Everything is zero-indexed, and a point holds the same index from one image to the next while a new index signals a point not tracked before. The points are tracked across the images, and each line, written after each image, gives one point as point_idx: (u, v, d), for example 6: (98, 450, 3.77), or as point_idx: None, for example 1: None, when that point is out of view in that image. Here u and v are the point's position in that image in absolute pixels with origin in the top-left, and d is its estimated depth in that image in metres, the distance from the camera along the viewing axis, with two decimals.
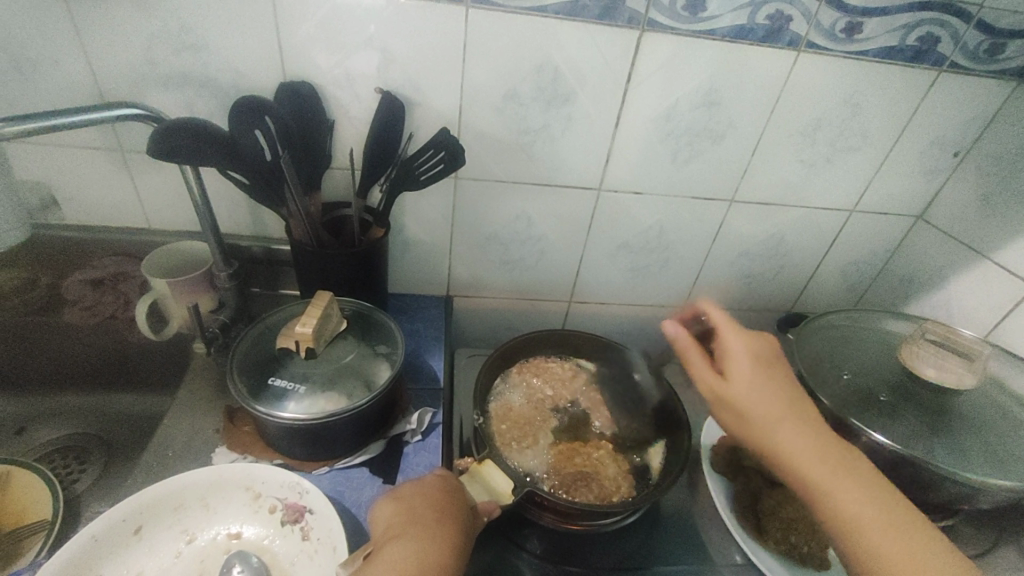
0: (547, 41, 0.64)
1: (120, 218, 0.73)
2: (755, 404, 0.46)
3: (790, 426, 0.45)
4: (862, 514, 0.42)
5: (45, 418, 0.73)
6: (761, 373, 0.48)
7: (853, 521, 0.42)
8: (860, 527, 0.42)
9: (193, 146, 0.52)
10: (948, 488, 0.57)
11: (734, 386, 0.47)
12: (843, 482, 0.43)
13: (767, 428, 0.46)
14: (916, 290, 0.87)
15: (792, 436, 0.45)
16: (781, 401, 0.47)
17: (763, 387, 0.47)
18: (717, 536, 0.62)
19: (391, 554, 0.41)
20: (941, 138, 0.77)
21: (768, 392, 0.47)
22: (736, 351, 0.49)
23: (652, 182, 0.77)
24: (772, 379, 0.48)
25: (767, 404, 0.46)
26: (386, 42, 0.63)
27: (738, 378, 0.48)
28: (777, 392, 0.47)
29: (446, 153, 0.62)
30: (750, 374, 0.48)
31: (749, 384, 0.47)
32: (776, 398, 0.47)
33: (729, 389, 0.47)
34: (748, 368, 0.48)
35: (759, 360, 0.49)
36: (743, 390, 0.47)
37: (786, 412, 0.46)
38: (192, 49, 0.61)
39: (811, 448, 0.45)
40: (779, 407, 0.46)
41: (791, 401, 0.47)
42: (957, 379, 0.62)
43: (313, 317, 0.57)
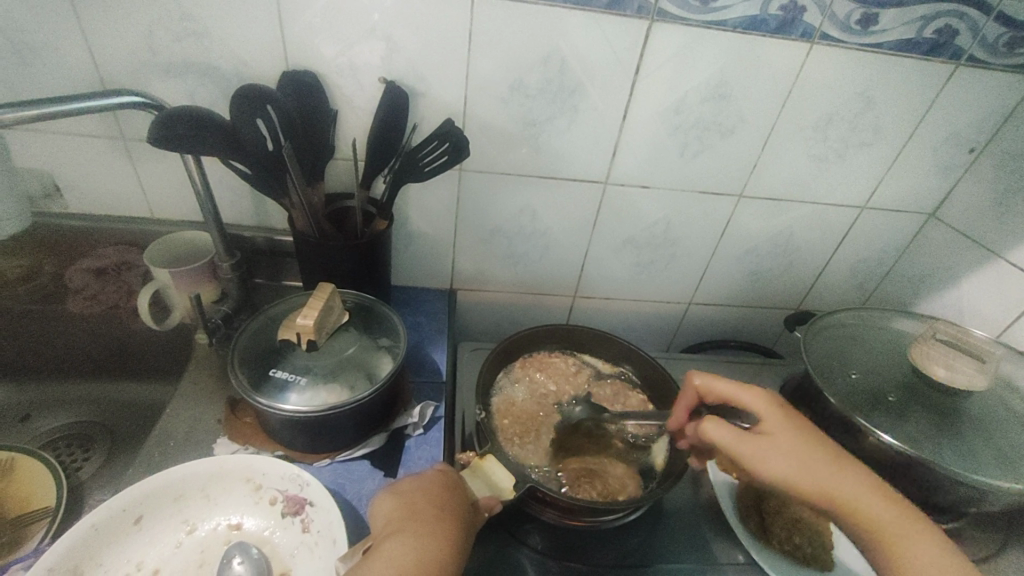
0: (554, 31, 0.63)
1: (124, 207, 0.72)
2: (804, 462, 0.48)
3: (842, 474, 0.48)
4: (921, 550, 0.44)
5: (49, 406, 0.73)
6: (796, 428, 0.51)
7: (915, 558, 0.44)
8: (924, 561, 0.44)
9: (193, 136, 0.51)
10: (956, 490, 0.56)
11: (778, 446, 0.49)
12: (898, 521, 0.46)
13: (824, 480, 0.47)
14: (926, 288, 0.86)
15: (847, 483, 0.47)
16: (824, 452, 0.49)
17: (803, 443, 0.50)
18: (720, 534, 0.61)
19: (391, 550, 0.41)
20: (956, 134, 0.75)
21: (810, 446, 0.50)
22: (765, 412, 0.52)
23: (659, 177, 0.76)
24: (807, 431, 0.51)
25: (815, 459, 0.48)
26: (391, 31, 0.62)
27: (779, 437, 0.50)
28: (816, 445, 0.50)
29: (450, 145, 0.61)
30: (788, 432, 0.50)
31: (790, 441, 0.50)
32: (819, 452, 0.49)
33: (774, 450, 0.49)
34: (783, 427, 0.51)
35: (788, 415, 0.52)
36: (789, 449, 0.49)
37: (833, 463, 0.48)
38: (195, 36, 0.60)
39: (864, 493, 0.47)
40: (825, 459, 0.48)
41: (831, 451, 0.50)
42: (970, 379, 0.61)
43: (315, 308, 0.56)
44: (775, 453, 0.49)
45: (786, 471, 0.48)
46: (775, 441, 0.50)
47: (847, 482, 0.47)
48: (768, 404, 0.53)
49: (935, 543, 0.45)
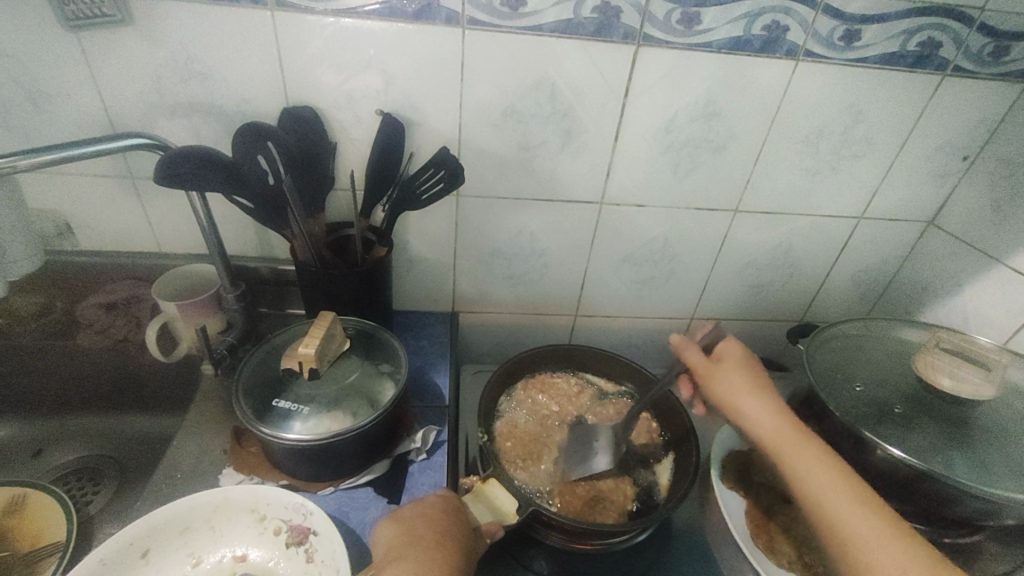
0: (544, 59, 0.64)
1: (133, 243, 0.75)
2: (740, 385, 0.53)
3: (766, 407, 0.51)
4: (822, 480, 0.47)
5: (61, 441, 0.75)
6: (748, 366, 0.55)
7: (814, 485, 0.47)
8: (820, 486, 0.46)
9: (197, 176, 0.54)
10: (969, 502, 0.55)
11: (725, 369, 0.54)
12: (797, 445, 0.49)
13: (743, 411, 0.52)
14: (930, 297, 0.85)
15: (764, 416, 0.51)
16: (759, 389, 0.53)
17: (745, 375, 0.54)
18: (731, 554, 0.60)
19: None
20: (948, 143, 0.76)
21: (751, 381, 0.54)
22: (730, 348, 0.56)
23: (654, 195, 0.77)
24: (756, 374, 0.55)
25: (746, 388, 0.53)
26: (387, 64, 0.64)
27: (728, 365, 0.55)
28: (758, 381, 0.54)
29: (446, 173, 0.64)
30: (736, 364, 0.55)
31: (737, 371, 0.54)
32: (753, 384, 0.53)
33: (719, 371, 0.54)
34: (737, 361, 0.55)
35: (747, 356, 0.56)
36: (731, 376, 0.54)
37: (761, 398, 0.52)
38: (200, 77, 0.63)
39: (774, 420, 0.51)
40: (759, 391, 0.53)
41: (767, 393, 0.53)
42: (976, 389, 0.60)
43: (316, 338, 0.57)
44: (725, 374, 0.54)
45: (723, 388, 0.54)
46: (722, 365, 0.55)
47: (763, 411, 0.51)
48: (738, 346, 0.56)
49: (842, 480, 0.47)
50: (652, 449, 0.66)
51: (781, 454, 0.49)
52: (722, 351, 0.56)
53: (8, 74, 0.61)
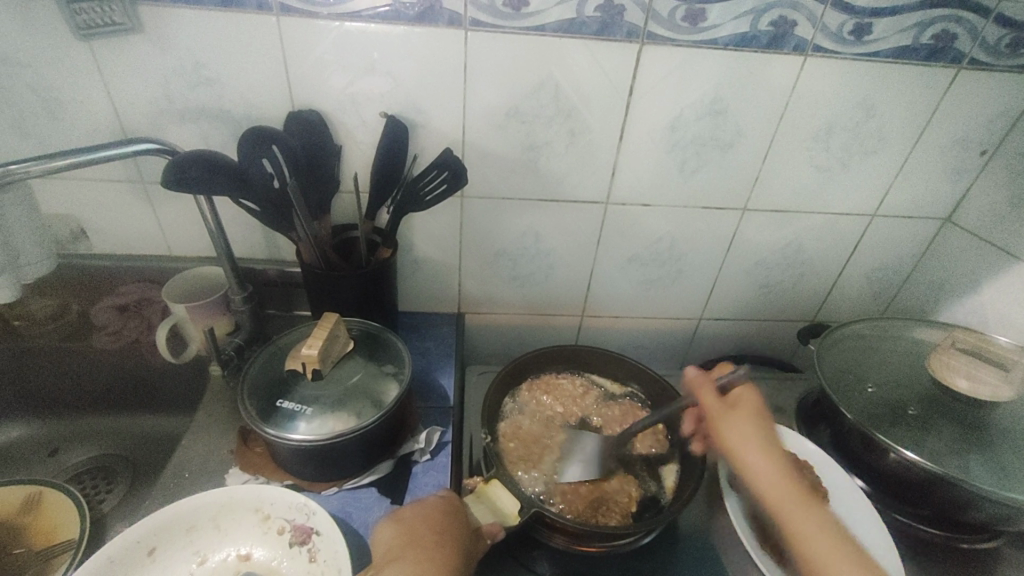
0: (547, 59, 0.64)
1: (145, 246, 0.76)
2: (748, 435, 0.51)
3: (774, 463, 0.49)
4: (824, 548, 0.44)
5: (76, 440, 0.76)
6: (761, 419, 0.52)
7: (815, 550, 0.44)
8: (822, 551, 0.43)
9: (204, 178, 0.55)
10: (987, 506, 0.53)
11: (735, 417, 0.52)
12: (800, 507, 0.46)
13: (748, 462, 0.49)
14: (947, 296, 0.83)
15: (768, 472, 0.48)
16: (770, 444, 0.50)
17: (755, 427, 0.51)
18: (739, 558, 0.58)
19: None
20: (965, 138, 0.74)
21: (762, 434, 0.51)
22: (745, 398, 0.54)
23: (660, 194, 0.76)
24: (768, 428, 0.52)
25: (754, 439, 0.50)
26: (390, 67, 0.64)
27: (739, 415, 0.52)
28: (769, 436, 0.51)
29: (449, 174, 0.64)
30: (748, 414, 0.52)
31: (747, 421, 0.52)
32: (763, 436, 0.51)
33: (728, 419, 0.52)
34: (750, 411, 0.53)
35: (761, 409, 0.53)
36: (741, 425, 0.51)
37: (769, 453, 0.49)
38: (207, 82, 0.64)
39: (779, 479, 0.48)
40: (770, 445, 0.50)
41: (777, 450, 0.50)
42: (994, 391, 0.59)
43: (319, 339, 0.58)
44: (736, 422, 0.52)
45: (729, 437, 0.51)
46: (733, 413, 0.53)
47: (769, 473, 0.48)
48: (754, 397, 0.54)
49: (845, 549, 0.43)
50: (658, 451, 0.65)
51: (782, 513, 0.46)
52: (736, 399, 0.54)
53: (23, 83, 0.62)
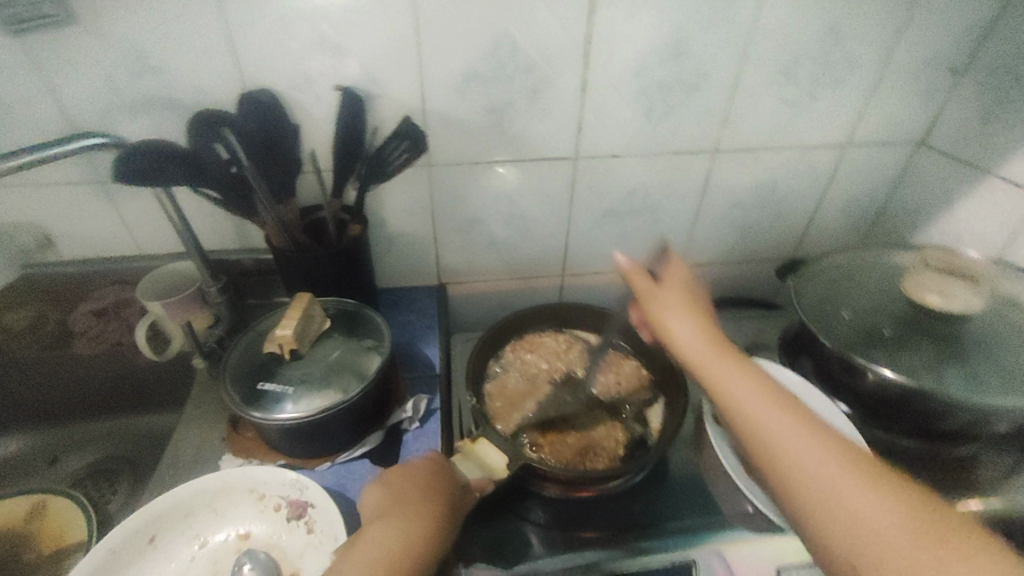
0: (500, 16, 0.63)
1: (114, 247, 0.75)
2: (674, 305, 0.51)
3: (700, 328, 0.49)
4: (752, 400, 0.44)
5: (74, 446, 0.77)
6: (687, 291, 0.53)
7: (744, 403, 0.44)
8: (751, 405, 0.43)
9: (156, 170, 0.54)
10: (963, 414, 0.55)
11: (662, 292, 0.53)
12: (726, 363, 0.46)
13: (675, 332, 0.50)
14: (923, 220, 0.83)
15: (695, 338, 0.49)
16: (696, 311, 0.51)
17: (682, 299, 0.52)
18: (728, 490, 0.60)
19: (373, 535, 0.41)
20: (933, 58, 0.73)
21: (688, 305, 0.52)
22: (672, 274, 0.55)
23: (630, 144, 0.76)
24: (695, 300, 0.53)
25: (681, 308, 0.51)
26: (341, 39, 0.62)
27: (666, 289, 0.53)
28: (694, 306, 0.52)
29: (410, 143, 0.65)
30: (674, 288, 0.53)
31: (675, 294, 0.52)
32: (688, 303, 0.52)
33: (655, 292, 0.53)
34: (677, 284, 0.53)
35: (690, 284, 0.54)
36: (668, 296, 0.52)
37: (695, 317, 0.50)
38: (153, 71, 0.62)
39: (705, 341, 0.48)
40: (696, 314, 0.51)
41: (704, 317, 0.51)
42: (965, 304, 0.59)
43: (294, 319, 0.58)
44: (663, 297, 0.52)
45: (657, 311, 0.52)
46: (660, 289, 0.53)
47: (696, 338, 0.49)
48: (682, 272, 0.55)
49: (767, 395, 0.44)
50: (643, 396, 0.66)
51: (709, 368, 0.46)
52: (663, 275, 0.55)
53: None
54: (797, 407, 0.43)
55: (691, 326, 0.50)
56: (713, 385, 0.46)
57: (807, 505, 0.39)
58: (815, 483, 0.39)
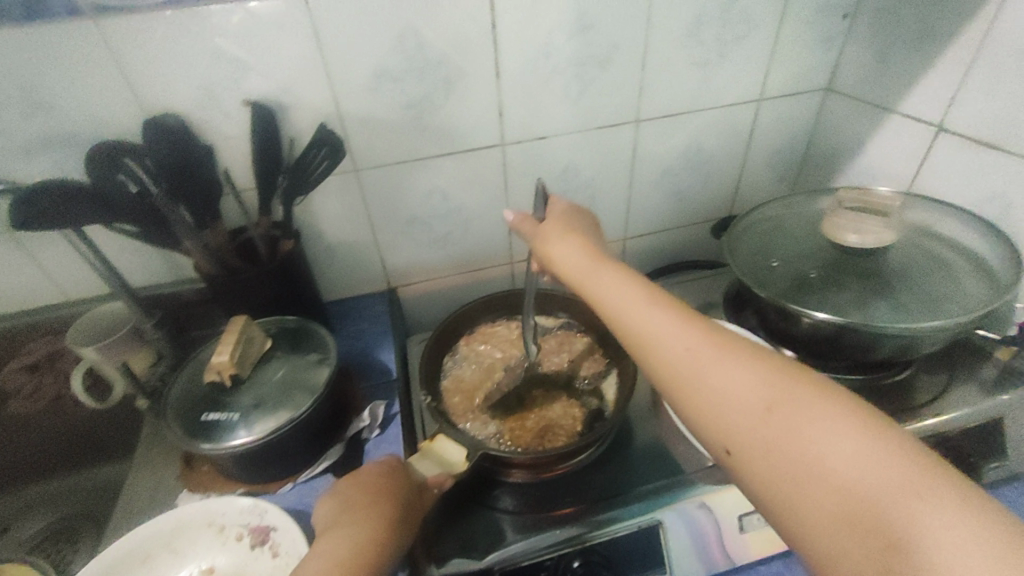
0: (398, 8, 0.62)
1: (36, 298, 0.71)
2: (558, 236, 0.53)
3: (584, 252, 0.51)
4: (633, 305, 0.45)
5: (27, 513, 0.72)
6: (570, 223, 0.55)
7: (626, 311, 0.45)
8: (632, 309, 0.45)
9: (60, 208, 0.53)
10: (890, 342, 0.57)
11: (546, 228, 0.55)
12: (608, 278, 0.48)
13: (562, 261, 0.51)
14: (841, 162, 0.86)
15: (580, 261, 0.50)
16: (580, 239, 0.53)
17: (566, 230, 0.54)
18: (687, 448, 0.62)
19: (322, 547, 0.41)
20: (826, 5, 0.75)
21: (572, 235, 0.53)
22: (555, 211, 0.57)
23: (553, 123, 0.76)
24: (579, 230, 0.54)
25: (565, 237, 0.53)
26: (237, 51, 0.60)
27: (551, 225, 0.55)
28: (578, 235, 0.53)
29: (327, 149, 0.64)
30: (557, 222, 0.55)
31: (558, 227, 0.54)
32: (571, 232, 0.54)
33: (542, 230, 0.55)
34: (561, 219, 0.55)
35: (573, 216, 0.56)
36: (552, 230, 0.54)
37: (578, 244, 0.52)
38: (42, 108, 0.59)
39: (588, 262, 0.50)
40: (580, 242, 0.52)
41: (587, 241, 0.52)
42: (878, 236, 0.62)
43: (230, 344, 0.56)
44: (549, 232, 0.54)
45: (545, 248, 0.54)
46: (545, 226, 0.55)
47: (581, 262, 0.50)
48: (564, 208, 0.57)
49: (648, 298, 0.45)
50: (597, 369, 0.67)
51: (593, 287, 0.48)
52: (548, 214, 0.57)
53: None
54: (677, 306, 0.44)
55: (576, 252, 0.51)
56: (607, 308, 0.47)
57: (694, 394, 0.40)
58: (696, 371, 0.40)
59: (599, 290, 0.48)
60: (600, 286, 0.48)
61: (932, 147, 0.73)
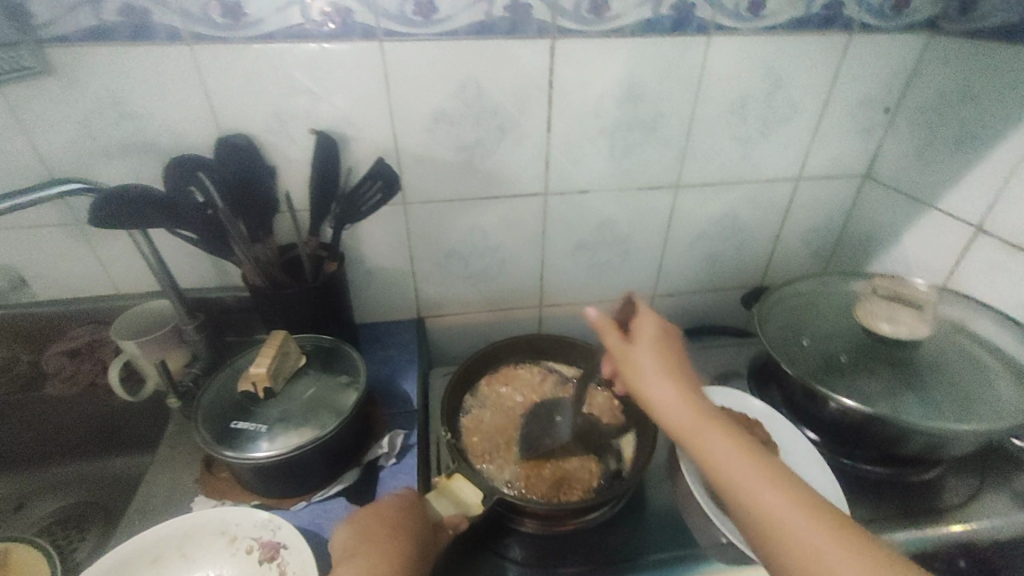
0: (464, 61, 0.66)
1: (89, 287, 0.75)
2: (652, 364, 0.48)
3: (682, 390, 0.46)
4: (748, 477, 0.41)
5: (42, 493, 0.75)
6: (662, 346, 0.49)
7: (739, 482, 0.41)
8: (746, 480, 0.41)
9: (133, 211, 0.56)
10: (919, 439, 0.57)
11: (637, 350, 0.49)
12: (716, 432, 0.44)
13: (656, 395, 0.46)
14: (876, 247, 0.87)
15: (678, 403, 0.45)
16: (674, 369, 0.48)
17: (661, 357, 0.48)
18: (701, 520, 0.61)
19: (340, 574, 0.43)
20: (870, 97, 0.78)
21: (665, 363, 0.48)
22: (646, 327, 0.51)
23: (596, 179, 0.79)
24: (673, 356, 0.49)
25: (660, 366, 0.48)
26: (312, 85, 0.65)
27: (642, 345, 0.49)
28: (672, 364, 0.48)
29: (383, 183, 0.68)
30: (650, 344, 0.49)
31: (650, 350, 0.49)
32: (669, 367, 0.48)
33: (634, 350, 0.49)
34: (652, 338, 0.50)
35: (664, 334, 0.51)
36: (644, 355, 0.49)
37: (675, 377, 0.47)
38: (130, 117, 0.64)
39: (690, 406, 0.45)
40: (676, 376, 0.47)
41: (684, 374, 0.48)
42: (911, 329, 0.64)
43: (268, 357, 0.59)
44: (642, 356, 0.49)
45: (636, 374, 0.48)
46: (636, 346, 0.49)
47: (682, 407, 0.45)
48: (653, 323, 0.51)
49: (762, 470, 0.41)
50: (616, 426, 0.68)
51: (698, 441, 0.44)
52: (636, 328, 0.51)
53: None
54: (795, 484, 0.41)
55: (674, 390, 0.46)
56: (736, 486, 0.41)
57: None
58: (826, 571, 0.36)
59: (704, 445, 0.43)
60: (705, 440, 0.43)
61: (968, 249, 0.74)
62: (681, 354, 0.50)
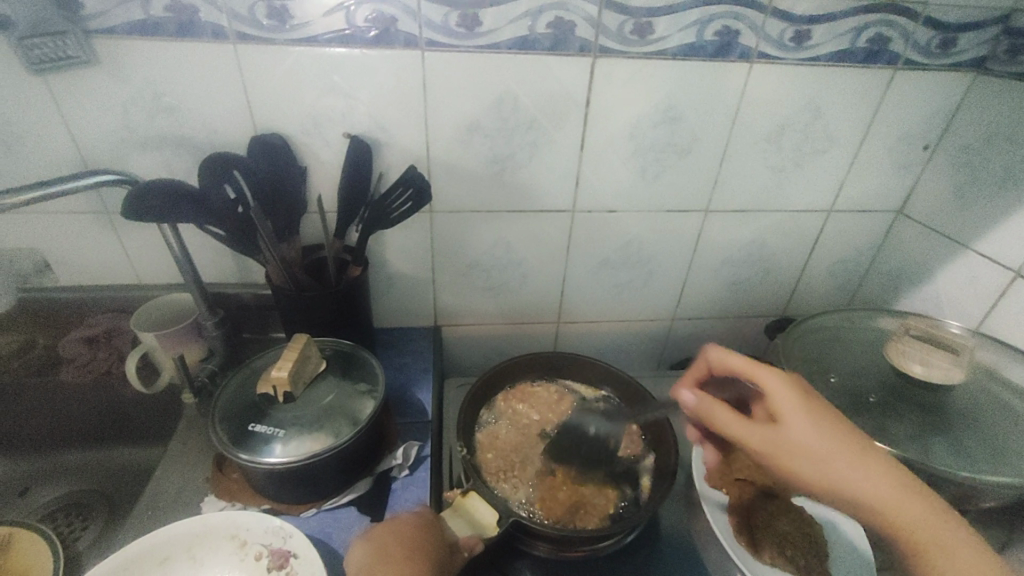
0: (503, 75, 0.66)
1: (112, 276, 0.75)
2: (816, 441, 0.45)
3: (852, 462, 0.45)
4: (951, 551, 0.42)
5: (47, 478, 0.74)
6: (813, 413, 0.47)
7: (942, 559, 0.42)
8: (947, 554, 0.42)
9: (166, 205, 0.55)
10: (950, 488, 0.55)
11: (790, 429, 0.46)
12: (915, 508, 0.43)
13: (840, 482, 0.44)
14: (905, 284, 0.86)
15: (863, 480, 0.44)
16: (835, 441, 0.46)
17: (824, 429, 0.46)
18: (717, 555, 0.60)
19: None
20: (909, 134, 0.77)
21: (825, 435, 0.46)
22: (779, 395, 0.48)
23: (626, 199, 0.78)
24: (827, 418, 0.47)
25: (825, 443, 0.45)
26: (351, 89, 0.65)
27: (794, 420, 0.47)
28: (832, 432, 0.46)
29: (413, 192, 0.65)
30: (801, 416, 0.47)
31: (806, 424, 0.46)
32: (834, 436, 0.46)
33: (788, 429, 0.46)
34: (799, 408, 0.47)
35: (803, 394, 0.48)
36: (805, 434, 0.46)
37: (844, 451, 0.45)
38: (168, 110, 0.64)
39: (880, 484, 0.44)
40: (846, 453, 0.45)
41: (851, 439, 0.46)
42: (944, 374, 0.61)
43: (290, 360, 0.58)
44: (799, 437, 0.46)
45: (800, 465, 0.46)
46: (785, 424, 0.47)
47: (870, 487, 0.44)
48: (786, 385, 0.48)
49: (953, 534, 0.42)
50: (633, 452, 0.66)
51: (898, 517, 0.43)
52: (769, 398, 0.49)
53: None
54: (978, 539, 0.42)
55: (853, 471, 0.44)
56: (936, 553, 0.42)
57: None
58: None
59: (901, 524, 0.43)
60: (901, 519, 0.43)
61: (1005, 294, 0.72)
62: (826, 406, 0.49)
